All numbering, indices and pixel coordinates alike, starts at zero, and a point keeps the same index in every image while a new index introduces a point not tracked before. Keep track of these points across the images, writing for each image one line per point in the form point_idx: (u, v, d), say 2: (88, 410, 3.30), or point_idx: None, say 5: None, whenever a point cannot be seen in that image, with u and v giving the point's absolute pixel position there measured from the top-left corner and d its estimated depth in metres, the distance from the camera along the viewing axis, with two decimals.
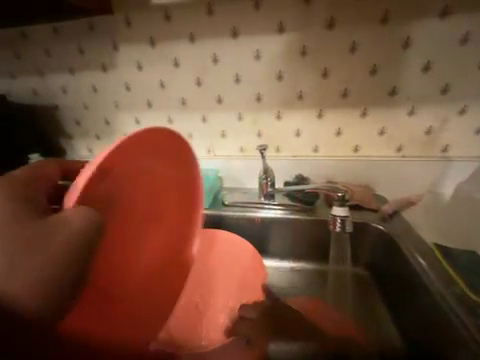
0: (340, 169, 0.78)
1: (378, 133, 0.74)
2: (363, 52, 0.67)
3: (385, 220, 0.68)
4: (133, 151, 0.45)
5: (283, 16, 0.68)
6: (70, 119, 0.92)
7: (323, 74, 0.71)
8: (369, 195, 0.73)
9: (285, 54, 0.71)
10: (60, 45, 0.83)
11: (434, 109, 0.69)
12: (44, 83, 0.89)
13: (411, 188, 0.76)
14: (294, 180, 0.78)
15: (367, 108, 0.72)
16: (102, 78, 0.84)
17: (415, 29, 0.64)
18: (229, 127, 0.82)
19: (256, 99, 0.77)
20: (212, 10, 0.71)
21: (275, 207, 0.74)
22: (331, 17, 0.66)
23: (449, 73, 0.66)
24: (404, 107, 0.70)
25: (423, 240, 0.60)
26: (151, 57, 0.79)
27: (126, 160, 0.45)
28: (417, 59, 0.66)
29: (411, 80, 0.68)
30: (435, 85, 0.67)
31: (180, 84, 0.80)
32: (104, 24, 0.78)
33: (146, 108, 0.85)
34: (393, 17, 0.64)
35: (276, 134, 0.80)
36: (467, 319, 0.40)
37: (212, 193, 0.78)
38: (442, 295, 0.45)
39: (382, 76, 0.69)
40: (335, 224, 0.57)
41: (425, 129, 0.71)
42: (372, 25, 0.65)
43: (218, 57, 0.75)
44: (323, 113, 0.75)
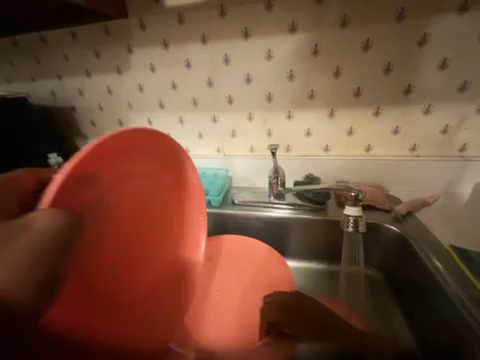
0: (351, 168, 0.77)
1: (392, 133, 0.73)
2: (377, 50, 0.66)
3: (398, 221, 0.67)
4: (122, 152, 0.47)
5: (295, 16, 0.68)
6: (86, 120, 0.96)
7: (335, 73, 0.70)
8: (382, 195, 0.72)
9: (297, 53, 0.71)
10: (77, 49, 0.86)
11: (451, 108, 0.67)
12: (62, 86, 0.93)
13: (426, 188, 0.74)
14: (305, 180, 0.78)
15: (380, 107, 0.71)
16: (116, 80, 0.87)
17: (432, 26, 0.62)
18: (239, 127, 0.83)
19: (267, 99, 0.77)
20: (224, 12, 0.72)
21: (286, 206, 0.74)
22: (345, 15, 0.65)
23: (468, 71, 0.64)
24: (419, 105, 0.69)
25: (438, 241, 0.59)
26: (165, 59, 0.80)
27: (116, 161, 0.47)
28: (434, 56, 0.64)
29: (426, 78, 0.66)
30: (452, 82, 0.65)
31: (192, 85, 0.81)
32: (119, 28, 0.80)
33: (158, 108, 0.87)
34: (409, 14, 0.62)
35: (286, 134, 0.80)
36: None
37: (222, 192, 0.80)
38: (459, 299, 0.44)
39: (396, 74, 0.67)
40: (347, 224, 0.56)
41: (441, 128, 0.69)
42: (386, 23, 0.64)
43: (229, 58, 0.76)
44: (334, 113, 0.74)
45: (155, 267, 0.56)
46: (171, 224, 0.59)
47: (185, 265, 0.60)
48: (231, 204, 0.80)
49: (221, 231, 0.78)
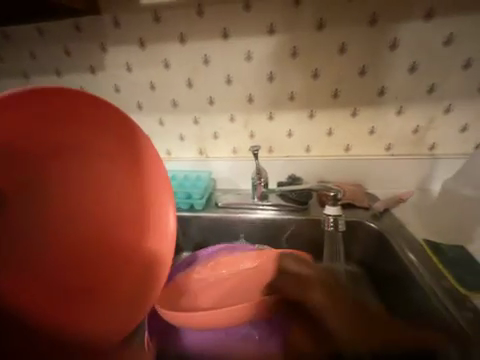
0: (332, 168, 0.79)
1: (368, 133, 0.75)
2: (352, 53, 0.69)
3: (376, 218, 0.69)
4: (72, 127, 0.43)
5: (273, 18, 0.68)
6: None
7: (313, 75, 0.72)
8: (361, 193, 0.74)
9: (276, 55, 0.71)
10: (45, 46, 0.81)
11: (421, 108, 0.71)
12: (29, 86, 0.86)
13: (401, 185, 0.78)
14: (287, 180, 0.79)
15: (357, 108, 0.73)
16: (89, 80, 0.82)
17: (401, 31, 0.65)
18: (221, 129, 0.82)
19: (248, 100, 0.77)
20: (202, 12, 0.71)
21: (269, 207, 0.75)
22: (321, 18, 0.67)
23: (435, 74, 0.68)
24: (392, 106, 0.72)
25: (413, 236, 0.62)
26: (141, 58, 0.77)
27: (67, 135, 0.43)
28: (404, 60, 0.67)
29: (398, 81, 0.69)
30: (421, 85, 0.69)
31: (171, 85, 0.79)
32: (91, 25, 0.76)
33: (136, 109, 0.84)
34: (380, 19, 0.65)
35: (268, 135, 0.80)
36: (456, 312, 0.42)
37: (205, 195, 0.78)
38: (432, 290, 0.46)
39: (371, 76, 0.70)
40: (328, 223, 0.58)
41: (413, 128, 0.73)
42: (360, 27, 0.66)
43: (209, 58, 0.74)
44: (314, 114, 0.76)
45: (103, 253, 0.48)
46: (114, 204, 0.50)
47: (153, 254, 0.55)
48: (214, 206, 0.78)
49: (205, 234, 0.77)
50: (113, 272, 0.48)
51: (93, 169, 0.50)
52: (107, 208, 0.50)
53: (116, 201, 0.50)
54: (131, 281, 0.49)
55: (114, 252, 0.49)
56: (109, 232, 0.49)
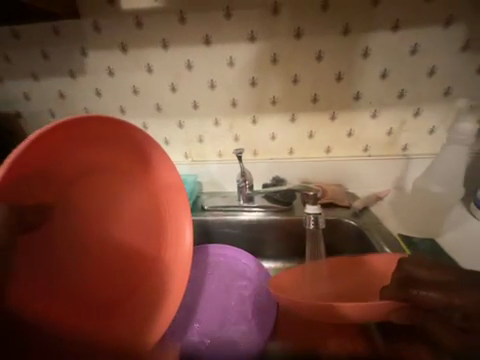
0: (314, 169, 0.82)
1: (346, 135, 0.80)
2: (329, 60, 0.72)
3: (356, 215, 0.73)
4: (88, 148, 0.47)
5: (253, 26, 0.71)
6: (35, 128, 0.87)
7: (293, 80, 0.75)
8: (341, 193, 0.77)
9: (258, 61, 0.74)
10: (21, 49, 0.78)
11: (393, 112, 0.76)
12: (3, 89, 0.83)
13: (378, 184, 0.82)
14: (272, 182, 0.81)
15: (336, 112, 0.77)
16: (69, 84, 0.81)
17: (373, 40, 0.70)
18: (206, 133, 0.83)
19: (231, 104, 0.79)
20: (184, 18, 0.72)
21: (255, 209, 0.76)
22: (298, 27, 0.70)
23: (404, 80, 0.73)
24: (367, 110, 0.76)
25: (389, 232, 0.65)
26: (124, 63, 0.77)
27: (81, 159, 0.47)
28: (375, 67, 0.72)
29: (372, 86, 0.74)
30: (393, 90, 0.74)
31: (154, 90, 0.79)
32: (70, 29, 0.75)
33: (119, 114, 0.83)
34: (354, 29, 0.69)
35: (252, 138, 0.82)
36: None
37: (191, 198, 0.78)
38: None
39: (346, 82, 0.74)
40: (309, 222, 0.60)
41: (386, 130, 0.78)
42: (335, 36, 0.70)
43: (192, 63, 0.76)
44: (295, 117, 0.79)
45: (125, 264, 0.51)
46: (128, 217, 0.53)
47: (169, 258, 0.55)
48: (201, 209, 0.79)
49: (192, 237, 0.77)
50: (136, 283, 0.51)
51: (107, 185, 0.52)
52: (122, 220, 0.53)
53: (132, 214, 0.54)
54: (154, 287, 0.52)
55: (134, 263, 0.52)
56: (126, 245, 0.52)
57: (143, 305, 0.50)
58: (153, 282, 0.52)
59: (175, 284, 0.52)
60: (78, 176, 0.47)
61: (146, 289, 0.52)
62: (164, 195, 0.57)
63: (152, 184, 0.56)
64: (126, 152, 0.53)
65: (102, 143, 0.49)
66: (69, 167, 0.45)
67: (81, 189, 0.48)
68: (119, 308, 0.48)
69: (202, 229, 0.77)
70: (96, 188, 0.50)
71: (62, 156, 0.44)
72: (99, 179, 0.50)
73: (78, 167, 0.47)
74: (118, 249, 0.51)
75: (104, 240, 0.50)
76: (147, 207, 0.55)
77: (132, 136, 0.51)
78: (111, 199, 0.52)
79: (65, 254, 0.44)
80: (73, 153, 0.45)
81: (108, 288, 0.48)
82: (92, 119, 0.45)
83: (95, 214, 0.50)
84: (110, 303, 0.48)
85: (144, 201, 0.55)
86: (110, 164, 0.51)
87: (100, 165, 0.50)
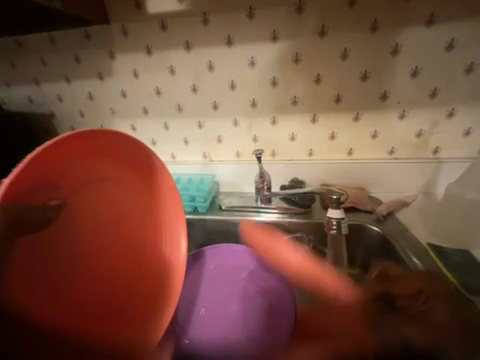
0: (335, 172, 0.79)
1: (371, 137, 0.76)
2: (354, 58, 0.70)
3: (380, 221, 0.70)
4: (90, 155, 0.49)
5: (276, 26, 0.70)
6: (66, 127, 0.93)
7: (315, 80, 0.73)
8: (364, 197, 0.74)
9: (279, 61, 0.73)
10: (56, 54, 0.84)
11: (424, 113, 0.71)
12: (39, 92, 0.90)
13: (404, 189, 0.78)
14: (290, 184, 0.79)
15: (360, 112, 0.74)
16: (98, 85, 0.85)
17: (403, 37, 0.66)
18: (225, 133, 0.83)
19: (251, 105, 0.79)
20: (208, 20, 0.73)
21: (272, 210, 0.75)
22: (323, 25, 0.68)
23: (437, 79, 0.68)
24: (395, 111, 0.72)
25: (416, 240, 0.62)
26: (148, 65, 0.80)
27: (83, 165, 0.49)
28: (405, 66, 0.68)
29: (400, 85, 0.70)
30: (424, 89, 0.69)
31: (176, 91, 0.81)
32: (101, 33, 0.79)
33: (142, 114, 0.86)
34: (382, 26, 0.66)
35: (271, 138, 0.81)
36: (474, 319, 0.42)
37: (209, 198, 0.79)
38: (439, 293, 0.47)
39: (372, 81, 0.71)
40: (330, 227, 0.58)
41: (415, 132, 0.74)
42: (362, 33, 0.67)
43: (213, 65, 0.76)
44: (317, 118, 0.77)
45: (127, 265, 0.55)
46: (126, 221, 0.55)
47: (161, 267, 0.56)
48: (218, 210, 0.80)
49: (210, 236, 0.78)
50: (136, 283, 0.54)
51: (106, 191, 0.53)
52: (121, 225, 0.55)
53: (127, 221, 0.55)
54: (152, 288, 0.55)
55: (133, 265, 0.55)
56: (125, 249, 0.55)
57: (143, 305, 0.53)
58: (151, 283, 0.55)
59: (172, 285, 0.54)
60: (80, 187, 0.50)
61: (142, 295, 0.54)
62: (159, 199, 0.56)
63: (149, 188, 0.56)
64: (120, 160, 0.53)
65: (98, 156, 0.50)
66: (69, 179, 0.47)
67: (80, 202, 0.50)
68: (119, 310, 0.51)
69: (219, 229, 0.78)
70: (96, 197, 0.53)
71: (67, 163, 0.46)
72: (98, 188, 0.52)
73: (78, 178, 0.49)
74: (117, 253, 0.54)
75: (105, 243, 0.53)
76: (144, 212, 0.56)
77: (133, 147, 0.52)
78: (111, 205, 0.54)
79: (67, 260, 0.48)
80: (70, 166, 0.46)
81: (109, 289, 0.52)
82: (87, 134, 0.46)
83: (95, 222, 0.53)
84: (112, 303, 0.51)
85: (141, 206, 0.56)
86: (107, 175, 0.52)
87: (97, 177, 0.51)
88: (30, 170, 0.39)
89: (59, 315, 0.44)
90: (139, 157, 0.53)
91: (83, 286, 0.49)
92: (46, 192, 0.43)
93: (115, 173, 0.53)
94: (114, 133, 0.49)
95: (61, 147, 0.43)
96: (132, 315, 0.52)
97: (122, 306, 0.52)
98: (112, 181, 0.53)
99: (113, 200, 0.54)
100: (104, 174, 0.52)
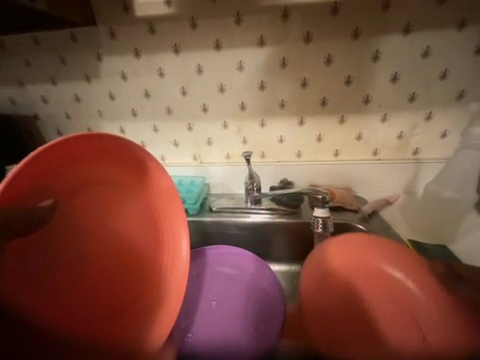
0: (322, 173, 0.82)
1: (355, 138, 0.79)
2: (338, 64, 0.72)
3: (365, 220, 0.72)
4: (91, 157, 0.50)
5: (263, 31, 0.72)
6: (52, 129, 0.91)
7: (302, 84, 0.75)
8: (350, 196, 0.77)
9: (267, 65, 0.75)
10: (40, 55, 0.82)
11: (404, 116, 0.75)
12: (23, 93, 0.87)
13: (387, 189, 0.81)
14: (279, 185, 0.81)
15: (344, 115, 0.77)
16: (84, 87, 0.84)
17: (383, 44, 0.70)
18: (215, 135, 0.84)
19: (240, 107, 0.80)
20: (196, 24, 0.73)
21: (262, 211, 0.77)
22: (308, 31, 0.71)
23: (415, 84, 0.72)
24: (377, 114, 0.76)
25: (399, 237, 0.65)
26: (137, 68, 0.80)
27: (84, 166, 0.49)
28: (386, 71, 0.72)
29: (381, 89, 0.73)
30: (403, 93, 0.73)
31: (165, 94, 0.81)
32: (87, 35, 0.78)
33: (131, 117, 0.86)
34: (364, 33, 0.69)
35: (260, 141, 0.83)
36: None
37: (199, 199, 0.80)
38: None
39: (355, 86, 0.74)
40: (317, 225, 0.60)
41: (397, 134, 0.77)
42: (345, 40, 0.70)
43: (202, 68, 0.77)
44: (304, 120, 0.79)
45: (130, 267, 0.54)
46: (129, 223, 0.55)
47: (160, 267, 0.56)
48: (209, 211, 0.80)
49: (201, 237, 0.79)
50: (138, 286, 0.54)
51: (106, 191, 0.53)
52: (125, 226, 0.54)
53: (127, 221, 0.55)
54: (155, 290, 0.55)
55: (136, 266, 0.55)
56: (129, 250, 0.54)
57: (145, 308, 0.53)
58: (151, 284, 0.55)
59: (173, 288, 0.54)
60: (82, 187, 0.50)
61: (142, 296, 0.54)
62: (163, 201, 0.57)
63: (153, 190, 0.57)
64: (123, 161, 0.53)
65: (99, 157, 0.51)
66: (70, 178, 0.48)
67: (81, 202, 0.50)
68: (121, 311, 0.51)
69: (209, 230, 0.78)
70: (99, 197, 0.52)
71: (68, 165, 0.46)
72: (99, 189, 0.52)
73: (81, 179, 0.49)
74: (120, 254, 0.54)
75: (108, 244, 0.53)
76: (148, 214, 0.57)
77: (132, 149, 0.52)
78: (114, 206, 0.54)
79: (72, 260, 0.48)
80: (72, 168, 0.47)
81: (111, 291, 0.51)
82: (91, 136, 0.47)
83: (99, 221, 0.52)
84: (113, 304, 0.51)
85: (146, 207, 0.56)
86: (108, 177, 0.53)
87: (98, 179, 0.52)
88: (28, 169, 0.40)
89: (58, 315, 0.44)
90: (142, 160, 0.54)
91: (85, 287, 0.48)
92: (49, 192, 0.44)
93: (116, 175, 0.53)
94: (117, 135, 0.49)
95: (59, 148, 0.44)
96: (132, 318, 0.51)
97: (122, 308, 0.51)
98: (112, 183, 0.54)
99: (113, 200, 0.54)
100: (104, 176, 0.52)
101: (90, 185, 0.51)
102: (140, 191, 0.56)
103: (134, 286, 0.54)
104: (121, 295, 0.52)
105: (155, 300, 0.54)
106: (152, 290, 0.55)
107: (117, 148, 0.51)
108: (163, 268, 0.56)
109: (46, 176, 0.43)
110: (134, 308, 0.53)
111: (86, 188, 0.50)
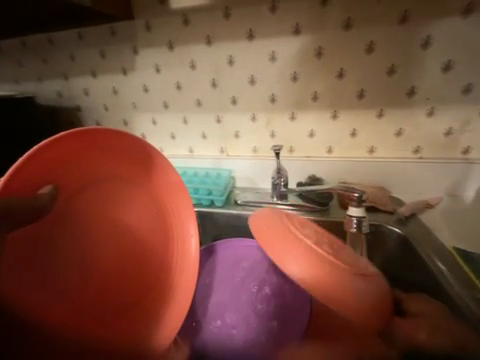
0: (354, 170, 0.77)
1: (395, 134, 0.73)
2: (380, 52, 0.67)
3: (402, 222, 0.67)
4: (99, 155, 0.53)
5: (299, 18, 0.68)
6: (91, 120, 0.98)
7: (338, 75, 0.71)
8: (385, 197, 0.71)
9: (300, 55, 0.71)
10: (83, 50, 0.87)
11: (455, 110, 0.67)
12: (68, 86, 0.94)
13: (429, 190, 0.74)
14: (307, 181, 0.79)
15: (384, 109, 0.71)
16: (121, 80, 0.88)
17: (435, 29, 0.62)
18: (243, 128, 0.83)
19: (270, 100, 0.78)
20: (229, 14, 0.72)
21: (288, 207, 0.75)
22: (349, 17, 0.66)
23: (472, 74, 0.64)
24: (423, 107, 0.69)
25: (441, 245, 0.60)
26: (170, 60, 0.81)
27: (92, 163, 0.53)
28: (436, 59, 0.64)
29: (429, 80, 0.66)
30: (456, 84, 0.65)
31: (196, 86, 0.82)
32: (125, 29, 0.81)
33: (163, 109, 0.88)
34: (413, 16, 0.62)
35: (290, 135, 0.80)
36: None
37: (225, 192, 0.80)
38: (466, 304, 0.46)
39: (399, 76, 0.68)
40: (350, 224, 0.57)
41: (445, 130, 0.69)
42: (390, 25, 0.64)
43: (233, 59, 0.76)
44: (337, 114, 0.75)
45: (133, 267, 0.56)
46: (133, 225, 0.57)
47: (165, 265, 0.58)
48: (234, 204, 0.81)
49: (226, 230, 0.80)
50: (143, 283, 0.56)
51: (113, 190, 0.56)
52: (129, 228, 0.56)
53: (132, 220, 0.57)
54: (156, 292, 0.56)
55: (142, 264, 0.57)
56: (133, 251, 0.56)
57: (145, 308, 0.55)
58: (155, 281, 0.57)
59: (178, 285, 0.56)
60: (85, 189, 0.53)
61: (146, 293, 0.56)
62: (167, 203, 0.59)
63: (156, 192, 0.58)
64: (131, 161, 0.56)
65: (106, 156, 0.54)
66: (72, 179, 0.51)
67: (87, 199, 0.53)
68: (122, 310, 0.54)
69: (234, 224, 0.79)
70: (107, 195, 0.55)
71: (76, 162, 0.50)
72: (106, 187, 0.55)
73: (89, 176, 0.53)
74: (125, 252, 0.56)
75: (112, 245, 0.55)
76: (154, 214, 0.58)
77: (138, 147, 0.55)
78: (118, 207, 0.56)
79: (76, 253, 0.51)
80: (80, 164, 0.51)
81: (116, 286, 0.54)
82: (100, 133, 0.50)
83: (106, 219, 0.55)
84: (114, 304, 0.53)
85: (150, 209, 0.58)
86: (114, 176, 0.56)
87: (104, 177, 0.55)
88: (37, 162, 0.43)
89: (57, 309, 0.46)
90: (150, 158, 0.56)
91: (90, 282, 0.51)
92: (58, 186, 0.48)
93: (122, 174, 0.56)
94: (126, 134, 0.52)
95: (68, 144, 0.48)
96: (132, 317, 0.54)
97: (129, 305, 0.54)
98: (118, 183, 0.56)
99: (118, 198, 0.56)
100: (111, 175, 0.56)
101: (95, 182, 0.54)
102: (144, 191, 0.58)
103: (139, 283, 0.56)
104: (126, 290, 0.55)
105: (157, 297, 0.56)
106: (156, 286, 0.57)
107: (123, 147, 0.54)
108: (168, 265, 0.58)
109: (55, 171, 0.47)
110: (138, 302, 0.55)
111: (93, 186, 0.54)
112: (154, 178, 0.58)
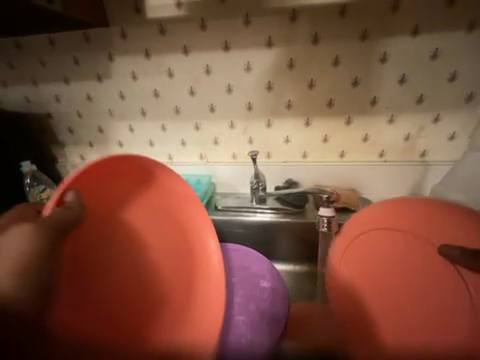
0: (327, 173, 0.82)
1: (362, 140, 0.79)
2: (345, 65, 0.73)
3: None
4: (122, 178, 0.55)
5: (271, 32, 0.73)
6: (63, 127, 0.94)
7: (309, 85, 0.76)
8: (355, 198, 0.77)
9: (274, 67, 0.76)
10: (55, 55, 0.85)
11: (412, 118, 0.75)
12: (37, 92, 0.91)
13: (394, 191, 0.81)
14: (285, 185, 0.82)
15: (351, 117, 0.77)
16: (96, 87, 0.86)
17: (391, 46, 0.70)
18: (221, 135, 0.85)
19: (247, 108, 0.81)
20: (205, 26, 0.75)
21: (267, 211, 0.78)
22: (316, 32, 0.71)
23: (423, 86, 0.72)
24: (384, 115, 0.76)
25: None
26: (147, 68, 0.81)
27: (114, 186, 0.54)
28: (393, 72, 0.72)
29: (388, 91, 0.73)
30: (410, 95, 0.73)
31: (174, 93, 0.83)
32: (99, 36, 0.80)
33: (140, 116, 0.88)
34: (372, 35, 0.69)
35: (267, 141, 0.84)
36: None
37: (206, 197, 0.81)
38: None
39: (363, 87, 0.74)
40: (321, 224, 0.61)
41: (404, 136, 0.77)
42: (352, 41, 0.70)
43: (210, 69, 0.79)
44: (310, 122, 0.80)
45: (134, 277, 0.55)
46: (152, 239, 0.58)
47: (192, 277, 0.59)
48: (214, 210, 0.82)
49: None
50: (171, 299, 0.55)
51: (132, 210, 0.57)
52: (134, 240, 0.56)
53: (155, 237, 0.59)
54: (169, 301, 0.55)
55: (167, 279, 0.57)
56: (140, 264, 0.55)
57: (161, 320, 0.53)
58: (182, 294, 0.57)
59: (208, 295, 0.57)
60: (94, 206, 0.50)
61: (175, 307, 0.55)
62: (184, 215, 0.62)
63: (159, 200, 0.60)
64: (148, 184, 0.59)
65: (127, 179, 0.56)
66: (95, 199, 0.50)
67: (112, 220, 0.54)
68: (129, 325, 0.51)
69: (214, 229, 0.80)
70: (127, 215, 0.56)
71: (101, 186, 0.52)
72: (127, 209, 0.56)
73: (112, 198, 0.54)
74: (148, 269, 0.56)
75: (118, 258, 0.53)
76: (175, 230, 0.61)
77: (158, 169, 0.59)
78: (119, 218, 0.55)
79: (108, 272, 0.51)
80: (105, 186, 0.52)
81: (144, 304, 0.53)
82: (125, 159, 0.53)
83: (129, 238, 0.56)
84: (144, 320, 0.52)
85: (155, 217, 0.59)
86: (134, 196, 0.58)
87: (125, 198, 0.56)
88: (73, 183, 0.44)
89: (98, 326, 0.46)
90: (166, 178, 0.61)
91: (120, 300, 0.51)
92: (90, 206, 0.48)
93: (143, 196, 0.59)
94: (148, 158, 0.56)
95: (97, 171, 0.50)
96: (166, 329, 0.53)
97: (161, 320, 0.53)
98: (139, 203, 0.58)
99: (139, 217, 0.58)
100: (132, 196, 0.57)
101: (115, 204, 0.55)
102: (163, 208, 0.60)
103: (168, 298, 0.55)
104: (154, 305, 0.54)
105: (189, 309, 0.56)
106: (185, 299, 0.56)
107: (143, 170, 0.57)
108: (194, 277, 0.59)
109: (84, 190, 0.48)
110: (171, 318, 0.54)
111: (115, 207, 0.54)
112: (171, 194, 0.61)
